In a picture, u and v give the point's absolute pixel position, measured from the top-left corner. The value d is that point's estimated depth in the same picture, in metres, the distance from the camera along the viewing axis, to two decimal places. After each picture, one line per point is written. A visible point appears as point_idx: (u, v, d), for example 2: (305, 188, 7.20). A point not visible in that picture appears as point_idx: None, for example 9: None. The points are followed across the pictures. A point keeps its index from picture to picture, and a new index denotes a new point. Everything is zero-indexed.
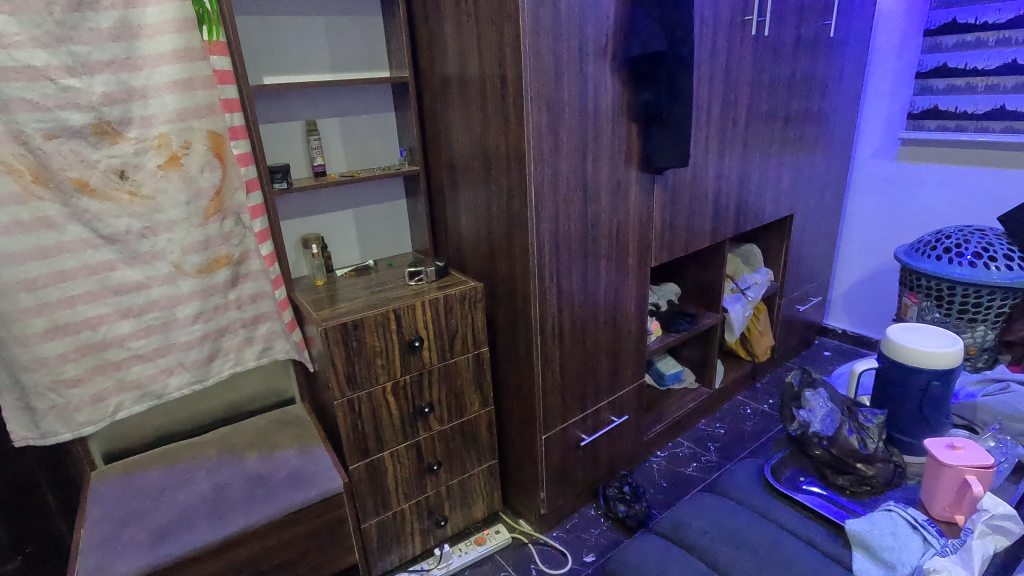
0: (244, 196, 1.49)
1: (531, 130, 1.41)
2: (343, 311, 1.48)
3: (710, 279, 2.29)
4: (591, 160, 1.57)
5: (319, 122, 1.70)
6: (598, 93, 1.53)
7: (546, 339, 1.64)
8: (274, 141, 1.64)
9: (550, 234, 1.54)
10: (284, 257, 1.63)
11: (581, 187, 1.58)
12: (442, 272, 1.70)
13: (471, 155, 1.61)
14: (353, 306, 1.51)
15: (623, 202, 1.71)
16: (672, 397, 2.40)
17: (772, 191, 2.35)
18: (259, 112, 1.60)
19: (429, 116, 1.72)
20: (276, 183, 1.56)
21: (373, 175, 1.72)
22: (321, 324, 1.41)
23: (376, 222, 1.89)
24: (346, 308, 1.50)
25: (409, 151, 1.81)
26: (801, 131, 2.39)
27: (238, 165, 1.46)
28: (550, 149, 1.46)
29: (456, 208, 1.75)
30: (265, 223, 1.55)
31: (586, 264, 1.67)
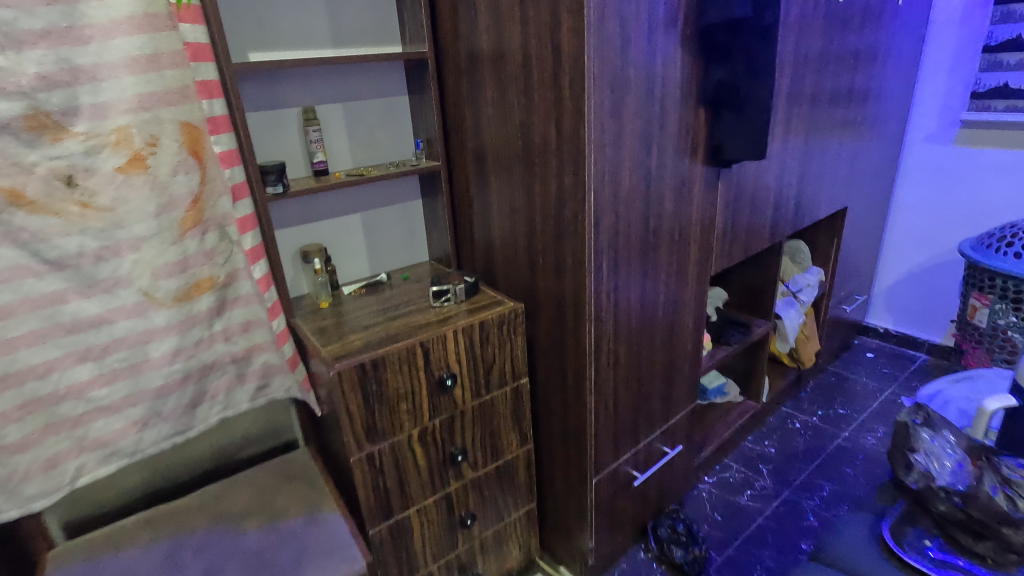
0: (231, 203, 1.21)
1: (593, 119, 1.12)
2: (354, 347, 1.19)
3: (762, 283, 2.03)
4: (656, 154, 1.30)
5: (319, 109, 1.40)
6: (667, 70, 1.25)
7: (599, 370, 1.38)
8: (266, 134, 1.33)
9: (609, 245, 1.26)
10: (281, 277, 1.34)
11: (644, 186, 1.30)
12: (473, 289, 1.42)
13: (508, 148, 1.32)
14: (366, 339, 1.23)
15: (687, 202, 1.44)
16: (716, 413, 2.16)
17: (829, 181, 2.09)
18: (246, 97, 1.29)
19: (452, 101, 1.43)
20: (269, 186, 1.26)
21: (385, 173, 1.42)
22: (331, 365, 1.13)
23: (388, 228, 1.60)
24: (356, 342, 1.22)
25: (427, 143, 1.51)
26: (860, 113, 2.13)
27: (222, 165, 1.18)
28: (612, 142, 1.18)
29: (486, 211, 1.46)
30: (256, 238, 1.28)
31: (644, 279, 1.40)
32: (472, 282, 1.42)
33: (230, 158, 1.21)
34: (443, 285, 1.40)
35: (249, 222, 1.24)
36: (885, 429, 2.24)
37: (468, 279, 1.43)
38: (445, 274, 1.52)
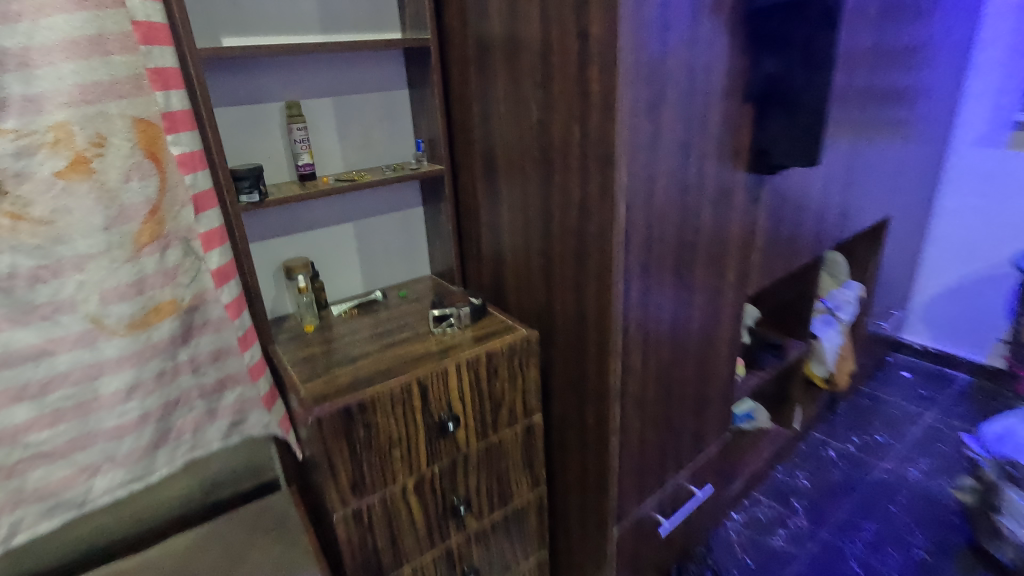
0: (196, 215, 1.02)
1: (626, 118, 0.94)
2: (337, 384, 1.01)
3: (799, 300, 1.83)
4: (695, 159, 1.11)
5: (305, 104, 1.22)
6: (711, 61, 1.06)
7: (624, 408, 1.19)
8: (243, 132, 1.15)
9: (639, 266, 1.08)
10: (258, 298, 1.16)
11: (681, 197, 1.11)
12: (480, 312, 1.24)
13: (523, 150, 1.13)
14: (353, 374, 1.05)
15: (726, 214, 1.25)
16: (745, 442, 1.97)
17: (874, 188, 1.89)
18: (220, 90, 1.11)
19: (458, 96, 1.24)
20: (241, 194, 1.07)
21: (381, 178, 1.24)
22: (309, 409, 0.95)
23: (384, 239, 1.42)
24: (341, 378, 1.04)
25: (429, 143, 1.33)
26: (908, 113, 1.93)
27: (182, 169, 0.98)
28: (647, 145, 0.99)
29: (495, 222, 1.28)
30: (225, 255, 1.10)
31: (676, 303, 1.21)
32: (479, 303, 1.24)
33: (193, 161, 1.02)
34: (444, 307, 1.22)
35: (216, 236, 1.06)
36: (929, 461, 2.05)
37: (475, 300, 1.25)
38: (448, 292, 1.34)
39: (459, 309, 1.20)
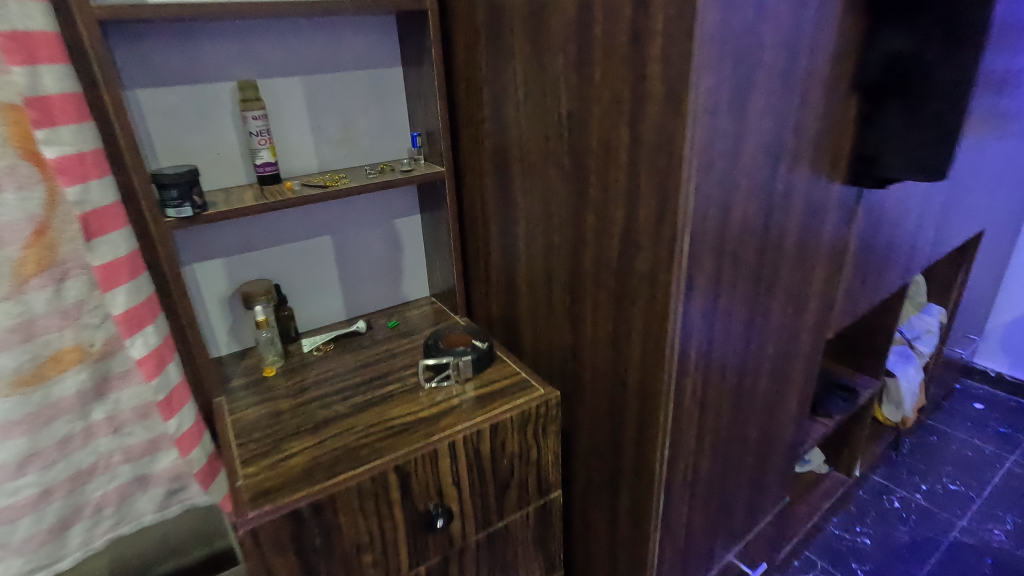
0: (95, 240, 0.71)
1: (702, 117, 0.64)
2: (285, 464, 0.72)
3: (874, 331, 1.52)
4: (784, 171, 0.80)
5: (267, 86, 0.94)
6: (817, 33, 0.75)
7: (670, 495, 0.91)
8: (179, 123, 0.88)
9: (702, 319, 0.79)
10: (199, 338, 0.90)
11: (762, 223, 0.81)
12: (486, 360, 0.96)
13: (548, 153, 0.84)
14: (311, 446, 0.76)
15: (814, 241, 0.94)
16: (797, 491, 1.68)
17: (975, 197, 1.55)
18: (148, 64, 0.84)
19: (464, 78, 0.95)
20: (168, 208, 0.80)
21: (363, 182, 0.96)
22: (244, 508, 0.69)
23: (370, 255, 1.14)
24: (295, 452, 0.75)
25: (427, 137, 1.04)
26: None
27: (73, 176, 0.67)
28: (726, 154, 0.69)
29: (510, 242, 0.99)
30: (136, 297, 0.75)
31: (743, 360, 0.92)
32: (484, 347, 0.96)
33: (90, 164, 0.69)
34: (441, 354, 0.94)
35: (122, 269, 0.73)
36: (1014, 520, 1.74)
37: (482, 343, 0.97)
38: (448, 327, 1.05)
39: (459, 358, 0.92)
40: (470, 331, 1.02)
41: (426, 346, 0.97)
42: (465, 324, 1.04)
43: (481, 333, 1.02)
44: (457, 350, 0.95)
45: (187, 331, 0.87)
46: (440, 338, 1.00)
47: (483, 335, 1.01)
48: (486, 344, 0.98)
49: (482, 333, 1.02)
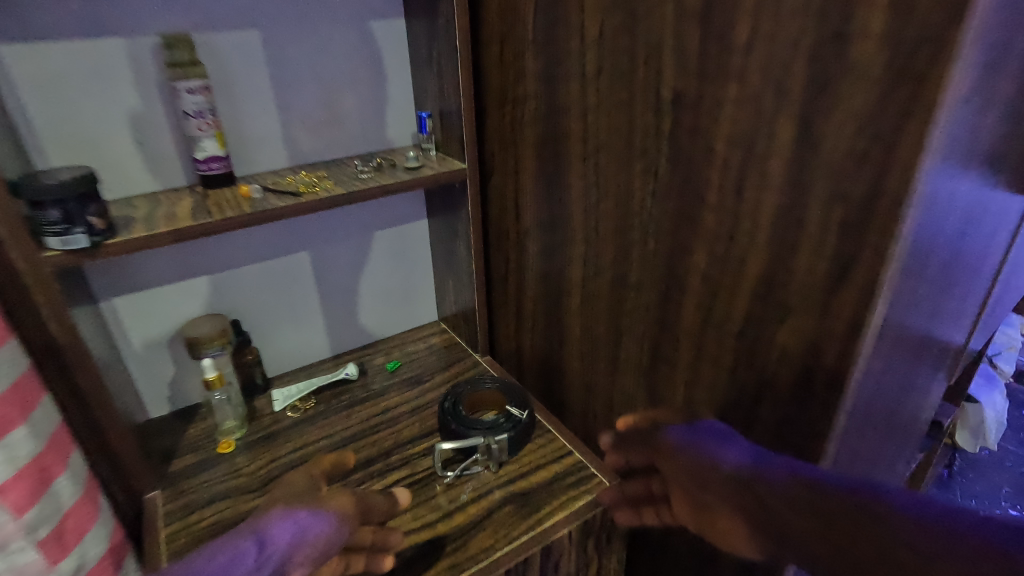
0: None
1: (954, 114, 0.36)
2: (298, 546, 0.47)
3: None
4: (994, 187, 0.53)
5: (215, 45, 0.64)
6: None
7: None
8: (75, 98, 0.59)
9: (868, 410, 0.52)
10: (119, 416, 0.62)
11: (953, 265, 0.54)
12: (526, 435, 0.71)
13: (633, 154, 0.56)
14: (327, 539, 0.49)
15: (983, 275, 0.68)
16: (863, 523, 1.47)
17: None
18: (21, 8, 0.55)
19: (499, 35, 0.66)
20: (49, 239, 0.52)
21: (351, 186, 0.67)
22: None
23: (362, 275, 0.87)
24: (312, 544, 0.48)
25: (442, 118, 0.75)
26: None
27: None
28: (957, 171, 0.42)
29: (560, 271, 0.71)
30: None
31: (885, 446, 0.66)
32: (524, 420, 0.71)
33: None
34: (466, 432, 0.68)
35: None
36: None
37: (520, 413, 0.71)
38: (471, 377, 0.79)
39: (491, 441, 0.67)
40: (502, 391, 0.76)
41: (442, 416, 0.71)
42: (492, 374, 0.78)
43: (517, 390, 0.76)
44: (487, 426, 0.69)
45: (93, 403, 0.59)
46: (462, 402, 0.74)
47: (520, 394, 0.75)
48: (527, 413, 0.72)
49: (518, 391, 0.76)
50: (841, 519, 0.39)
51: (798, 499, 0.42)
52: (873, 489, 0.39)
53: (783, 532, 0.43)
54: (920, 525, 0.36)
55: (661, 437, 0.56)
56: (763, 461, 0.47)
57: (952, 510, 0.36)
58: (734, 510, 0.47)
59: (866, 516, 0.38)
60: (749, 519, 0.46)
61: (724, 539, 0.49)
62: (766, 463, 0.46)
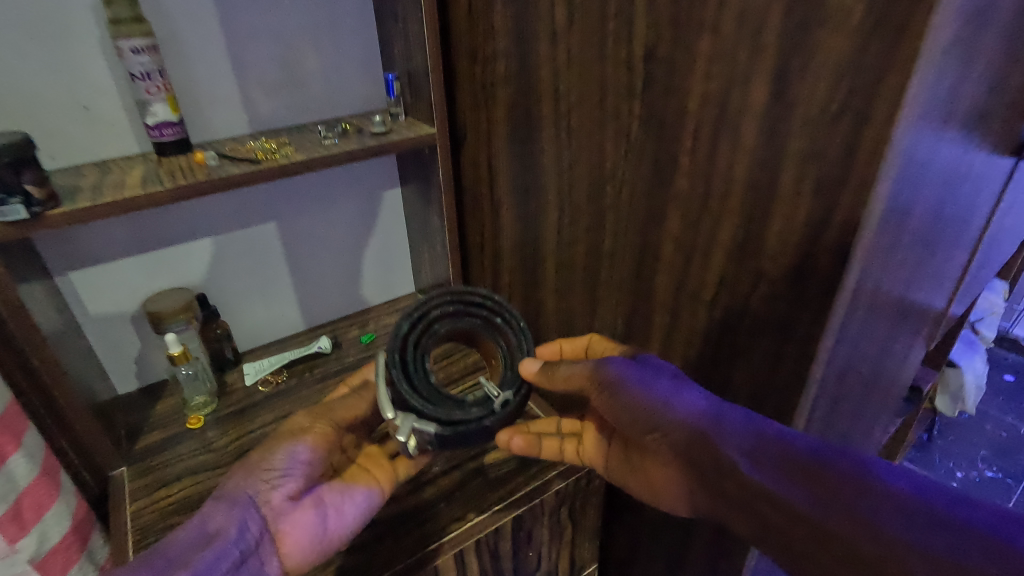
0: None
1: (927, 66, 0.34)
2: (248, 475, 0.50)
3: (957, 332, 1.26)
4: (970, 149, 0.52)
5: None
6: None
7: None
8: (7, 55, 0.55)
9: (840, 368, 0.51)
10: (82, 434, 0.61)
11: (930, 227, 0.53)
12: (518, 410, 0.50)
13: (606, 117, 0.53)
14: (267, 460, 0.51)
15: (962, 242, 0.67)
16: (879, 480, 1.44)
17: None
18: None
19: None
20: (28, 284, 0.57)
21: (314, 151, 0.65)
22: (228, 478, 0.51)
23: (336, 245, 0.84)
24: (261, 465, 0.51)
25: (408, 80, 0.72)
26: None
27: None
28: (930, 127, 0.40)
29: (534, 239, 0.69)
30: None
31: (855, 416, 0.67)
32: (506, 405, 0.49)
33: None
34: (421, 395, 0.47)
35: None
36: None
37: (500, 395, 0.49)
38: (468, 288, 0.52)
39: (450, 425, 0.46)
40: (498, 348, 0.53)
41: (399, 342, 0.48)
42: (495, 295, 0.51)
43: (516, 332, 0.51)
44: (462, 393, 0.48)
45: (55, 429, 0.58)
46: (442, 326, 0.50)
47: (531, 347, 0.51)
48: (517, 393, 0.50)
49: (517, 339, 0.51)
50: (837, 493, 0.38)
51: (770, 456, 0.42)
52: (871, 467, 0.39)
53: (776, 520, 0.40)
54: (882, 493, 0.37)
55: (599, 371, 0.52)
56: (722, 416, 0.46)
57: (942, 496, 0.36)
58: (704, 489, 0.46)
59: (874, 506, 0.37)
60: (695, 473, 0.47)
61: (652, 492, 0.53)
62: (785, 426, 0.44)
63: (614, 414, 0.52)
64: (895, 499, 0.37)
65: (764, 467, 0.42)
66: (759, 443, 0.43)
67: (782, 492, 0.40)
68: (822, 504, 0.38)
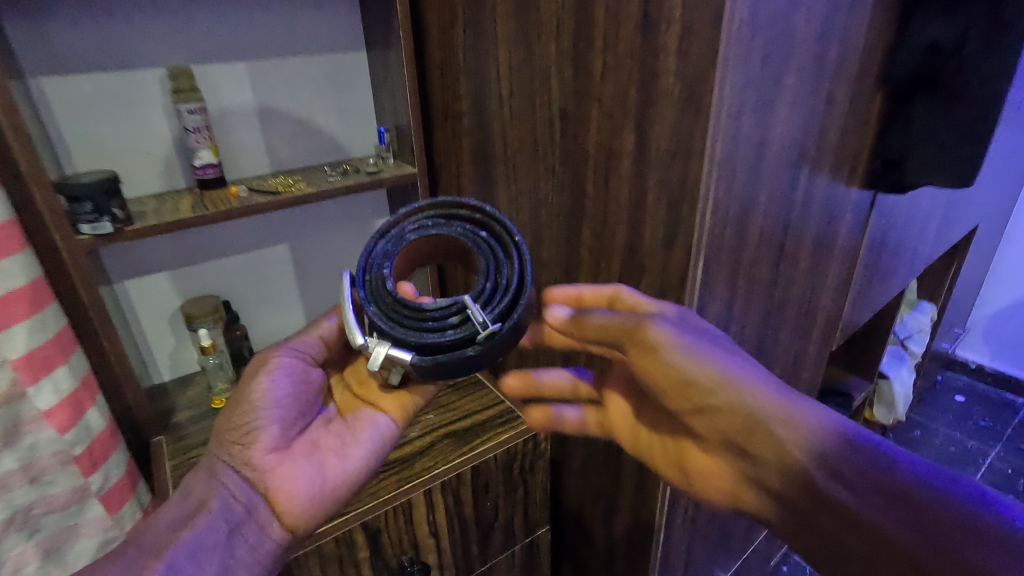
0: None
1: (721, 122, 0.53)
2: (228, 444, 0.60)
3: (879, 344, 1.43)
4: (803, 180, 0.71)
5: (207, 72, 0.80)
6: (850, 22, 0.64)
7: (671, 532, 0.84)
8: (94, 115, 0.74)
9: None
10: (133, 405, 0.77)
11: (778, 237, 0.72)
12: (513, 333, 0.50)
13: (537, 159, 0.72)
14: (237, 430, 0.60)
15: (828, 253, 0.85)
16: None
17: (978, 197, 1.47)
18: (55, 46, 0.69)
19: (439, 63, 0.81)
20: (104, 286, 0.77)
21: (322, 186, 0.83)
22: (214, 458, 0.60)
23: (336, 264, 1.03)
24: (233, 431, 0.60)
25: (395, 132, 0.92)
26: None
27: None
28: (746, 163, 0.59)
29: None
30: (54, 357, 0.62)
31: None
32: (490, 335, 0.48)
33: None
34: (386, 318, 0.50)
35: (49, 358, 0.62)
36: None
37: (483, 322, 0.48)
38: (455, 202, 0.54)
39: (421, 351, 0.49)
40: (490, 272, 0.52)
41: (365, 264, 0.51)
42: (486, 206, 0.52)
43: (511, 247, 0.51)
44: (431, 315, 0.49)
45: (111, 399, 0.75)
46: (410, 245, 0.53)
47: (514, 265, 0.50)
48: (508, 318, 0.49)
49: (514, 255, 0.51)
50: (928, 516, 0.44)
51: (861, 472, 0.47)
52: (970, 489, 0.44)
53: (849, 536, 0.47)
54: (965, 517, 0.43)
55: (646, 331, 0.54)
56: (821, 417, 0.51)
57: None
58: (762, 492, 0.54)
59: (957, 530, 0.43)
60: (758, 478, 0.54)
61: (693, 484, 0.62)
62: (867, 436, 0.49)
63: (652, 376, 0.55)
64: (980, 527, 0.42)
65: (851, 486, 0.47)
66: (834, 454, 0.49)
67: (867, 509, 0.46)
68: (904, 525, 0.44)
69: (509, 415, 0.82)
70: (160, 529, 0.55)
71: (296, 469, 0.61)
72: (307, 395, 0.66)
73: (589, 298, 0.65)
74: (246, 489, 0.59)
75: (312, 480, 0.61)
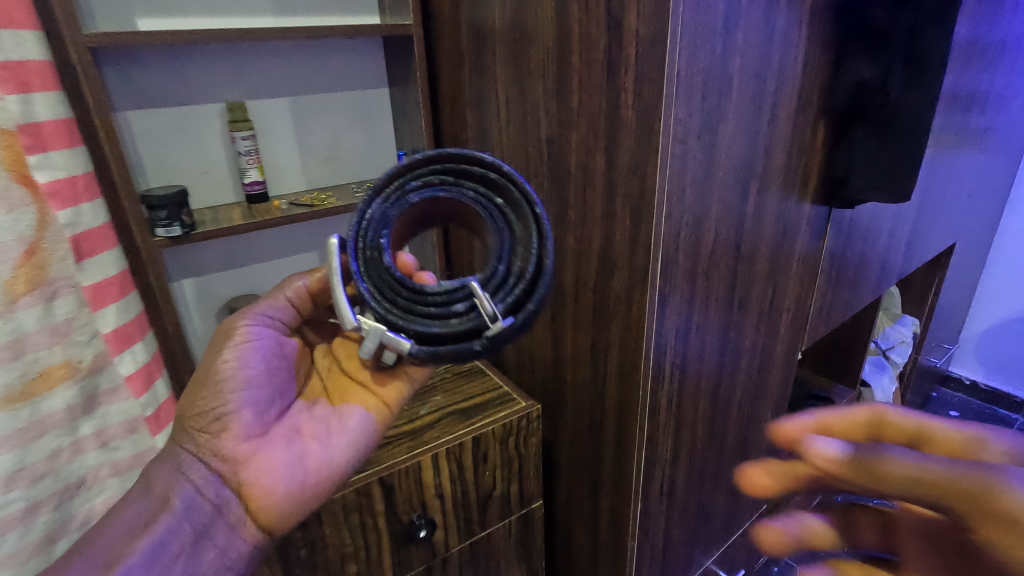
0: (84, 263, 0.73)
1: (671, 145, 0.67)
2: (198, 434, 0.65)
3: (858, 351, 1.54)
4: (754, 194, 0.84)
5: (257, 106, 0.96)
6: (784, 65, 0.78)
7: (648, 506, 0.95)
8: (166, 141, 0.90)
9: (674, 330, 0.82)
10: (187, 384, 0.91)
11: (732, 243, 0.84)
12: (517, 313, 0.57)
13: (529, 178, 0.87)
14: (204, 420, 0.65)
15: (786, 260, 0.98)
16: None
17: (951, 216, 1.58)
18: (140, 85, 0.86)
19: (449, 98, 0.96)
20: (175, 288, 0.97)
21: (349, 201, 0.99)
22: (186, 448, 0.65)
23: None
24: (200, 418, 0.65)
25: (412, 155, 1.07)
26: (1000, 128, 1.58)
27: (56, 208, 0.68)
28: (696, 178, 0.72)
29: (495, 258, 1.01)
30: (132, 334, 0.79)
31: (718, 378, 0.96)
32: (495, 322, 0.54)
33: (77, 192, 0.71)
34: (377, 292, 0.56)
35: (128, 335, 0.78)
36: None
37: (490, 313, 0.54)
38: (470, 157, 0.58)
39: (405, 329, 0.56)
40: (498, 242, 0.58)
41: (360, 229, 0.56)
42: (503, 172, 0.57)
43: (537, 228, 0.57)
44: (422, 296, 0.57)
45: (172, 373, 0.90)
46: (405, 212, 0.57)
47: (523, 255, 0.56)
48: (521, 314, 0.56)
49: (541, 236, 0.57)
50: None
51: None
52: None
53: None
54: None
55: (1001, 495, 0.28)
56: None
57: None
58: None
59: None
60: None
61: None
62: None
63: None
64: None
65: None
66: None
67: None
68: None
69: (505, 398, 0.95)
70: (120, 531, 0.60)
71: (262, 460, 0.66)
72: (273, 382, 0.70)
73: (834, 429, 0.39)
74: (215, 482, 0.64)
75: (284, 467, 0.66)
